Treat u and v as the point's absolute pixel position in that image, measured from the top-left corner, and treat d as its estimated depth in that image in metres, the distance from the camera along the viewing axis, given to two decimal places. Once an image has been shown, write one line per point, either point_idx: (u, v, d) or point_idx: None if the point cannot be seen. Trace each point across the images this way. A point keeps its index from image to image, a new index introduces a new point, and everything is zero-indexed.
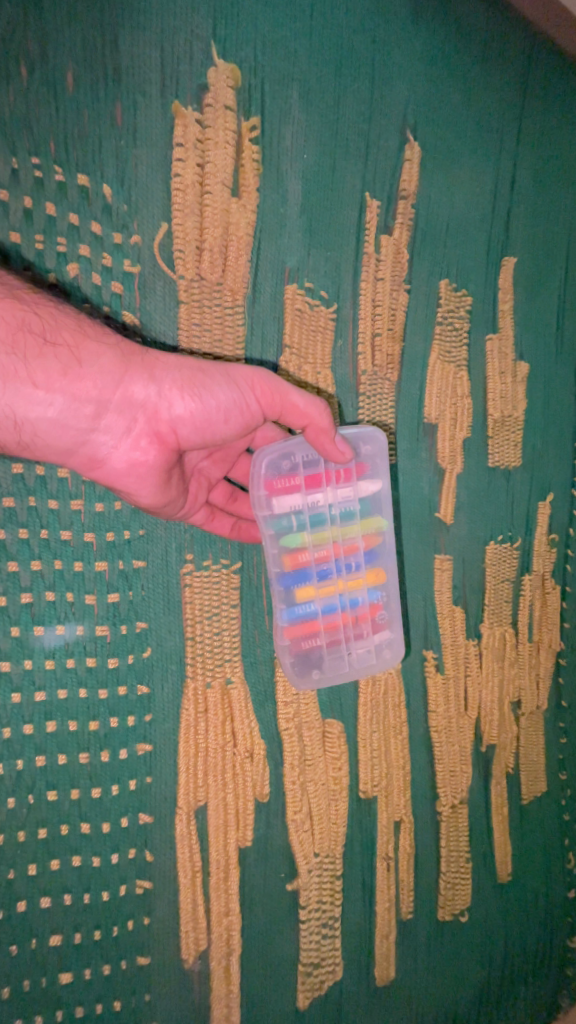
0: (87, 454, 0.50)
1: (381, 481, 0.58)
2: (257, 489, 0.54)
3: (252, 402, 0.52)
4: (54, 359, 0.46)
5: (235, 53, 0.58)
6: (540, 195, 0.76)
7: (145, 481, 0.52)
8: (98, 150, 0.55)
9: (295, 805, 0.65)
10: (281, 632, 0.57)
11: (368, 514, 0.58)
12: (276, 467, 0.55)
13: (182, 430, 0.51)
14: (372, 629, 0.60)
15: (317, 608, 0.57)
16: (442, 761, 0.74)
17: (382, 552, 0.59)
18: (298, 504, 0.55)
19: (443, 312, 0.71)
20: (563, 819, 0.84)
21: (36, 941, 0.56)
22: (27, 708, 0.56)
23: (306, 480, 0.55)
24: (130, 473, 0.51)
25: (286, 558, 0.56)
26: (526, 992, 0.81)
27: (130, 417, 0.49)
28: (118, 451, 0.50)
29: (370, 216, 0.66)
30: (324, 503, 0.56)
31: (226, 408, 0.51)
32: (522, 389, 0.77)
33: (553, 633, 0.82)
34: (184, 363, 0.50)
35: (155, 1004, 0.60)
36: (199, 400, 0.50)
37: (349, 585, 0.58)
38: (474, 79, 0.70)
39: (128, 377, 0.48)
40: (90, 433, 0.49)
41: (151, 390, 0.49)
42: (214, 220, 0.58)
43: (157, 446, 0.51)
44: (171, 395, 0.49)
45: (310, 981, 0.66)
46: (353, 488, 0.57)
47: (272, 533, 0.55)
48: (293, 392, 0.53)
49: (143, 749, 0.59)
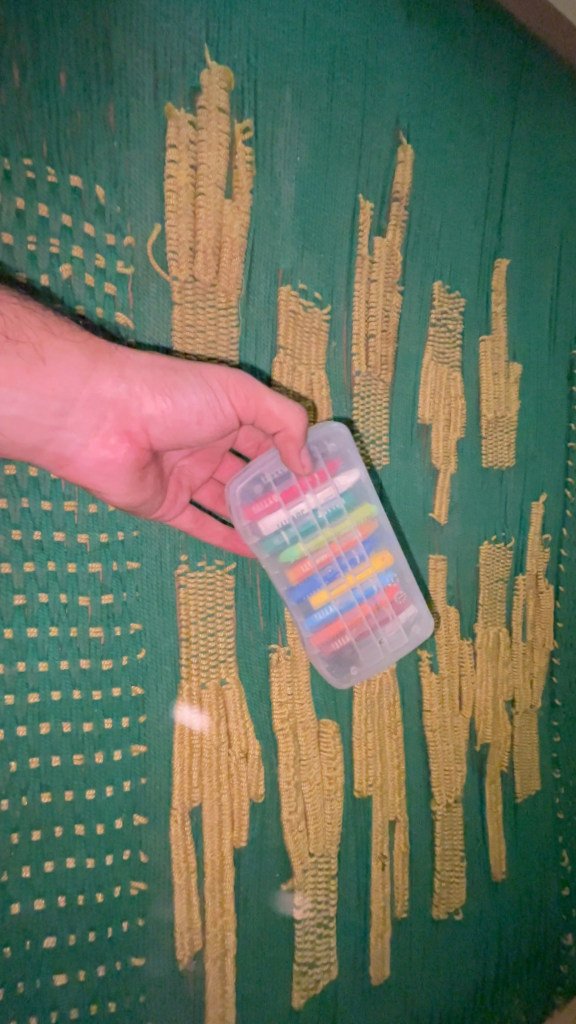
0: (55, 451, 0.50)
1: (357, 472, 0.57)
2: (239, 520, 0.56)
3: (226, 405, 0.52)
4: (17, 357, 0.47)
5: (227, 55, 0.58)
6: (533, 197, 0.77)
7: (115, 480, 0.52)
8: (91, 152, 0.55)
9: (290, 805, 0.66)
10: (308, 643, 0.58)
11: (356, 503, 0.58)
12: (249, 491, 0.56)
13: (153, 429, 0.51)
14: (396, 609, 0.59)
15: (335, 608, 0.58)
16: (436, 761, 0.74)
17: (383, 535, 0.59)
18: (283, 518, 0.56)
19: (436, 313, 0.72)
20: (558, 817, 0.85)
21: (31, 942, 0.56)
22: (21, 709, 0.56)
23: (282, 494, 0.56)
24: (99, 471, 0.52)
25: (290, 574, 0.57)
26: (521, 990, 0.81)
27: (99, 416, 0.50)
28: (86, 449, 0.50)
29: (363, 218, 0.66)
30: (307, 510, 0.57)
31: (199, 409, 0.51)
32: (516, 389, 0.78)
33: (546, 632, 0.82)
34: (155, 364, 0.51)
35: (150, 1006, 0.60)
36: (171, 400, 0.50)
37: (359, 576, 0.58)
38: (466, 81, 0.70)
39: (96, 375, 0.49)
40: (57, 431, 0.49)
41: (121, 388, 0.49)
42: (207, 221, 0.59)
43: (127, 444, 0.51)
44: (141, 394, 0.50)
45: (305, 981, 0.66)
46: (332, 486, 0.57)
47: (269, 555, 0.57)
48: (268, 398, 0.52)
49: (138, 750, 0.59)
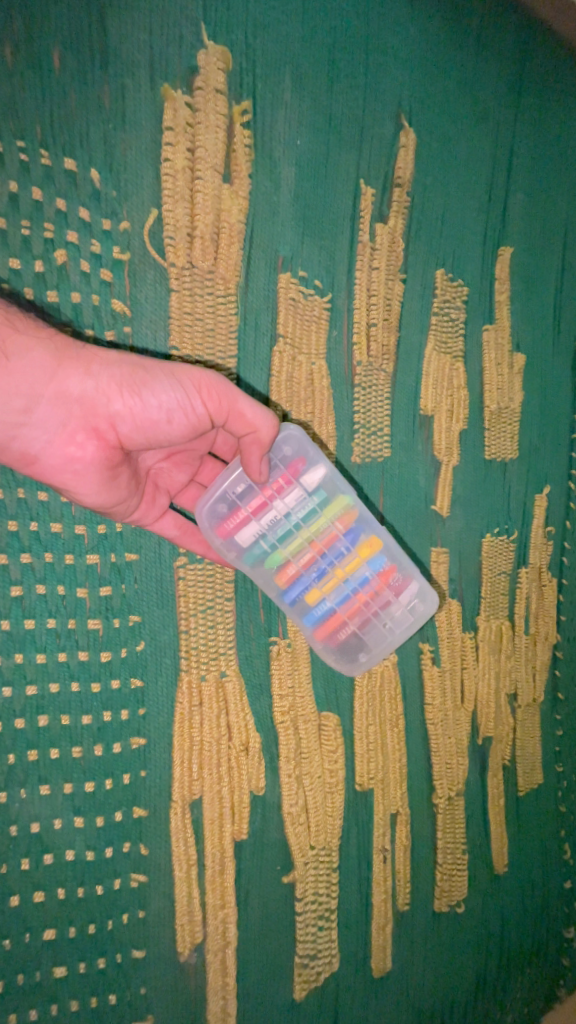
0: (21, 449, 0.49)
1: (322, 468, 0.56)
2: (214, 542, 0.56)
3: (198, 404, 0.51)
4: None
5: (225, 36, 0.57)
6: (537, 182, 0.75)
7: (83, 478, 0.51)
8: (86, 135, 0.54)
9: (291, 798, 0.65)
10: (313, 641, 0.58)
11: (329, 498, 0.57)
12: (217, 510, 0.56)
13: (121, 426, 0.50)
14: (395, 591, 0.58)
15: (330, 603, 0.57)
16: (438, 754, 0.74)
17: (365, 522, 0.57)
18: (257, 530, 0.56)
19: (439, 302, 0.71)
20: (560, 811, 0.84)
21: (31, 934, 0.55)
22: (19, 701, 0.55)
23: (250, 506, 0.56)
24: (66, 470, 0.51)
25: (278, 580, 0.57)
26: (523, 983, 0.81)
27: (65, 413, 0.49)
28: (53, 446, 0.50)
29: (364, 204, 0.65)
30: (279, 518, 0.56)
31: (168, 407, 0.50)
32: (519, 379, 0.77)
33: (549, 626, 0.82)
34: (124, 361, 0.50)
35: (151, 998, 0.59)
36: (139, 397, 0.50)
37: (349, 567, 0.57)
38: (470, 65, 0.69)
39: (61, 371, 0.48)
40: (22, 427, 0.48)
41: (87, 384, 0.49)
42: (205, 207, 0.58)
43: (95, 442, 0.50)
44: (109, 391, 0.49)
45: (306, 973, 0.66)
46: (300, 490, 0.56)
47: (252, 566, 0.57)
48: (242, 399, 0.52)
49: (137, 743, 0.59)
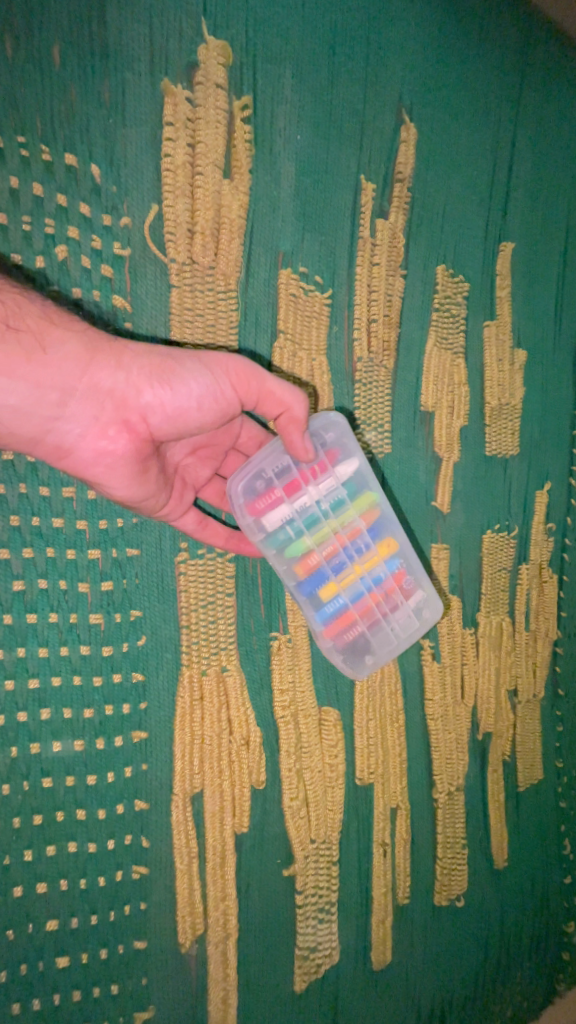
0: (53, 443, 0.49)
1: (356, 460, 0.56)
2: (243, 520, 0.55)
3: (227, 389, 0.51)
4: (16, 344, 0.46)
5: (225, 31, 0.57)
6: (539, 177, 0.75)
7: (115, 471, 0.51)
8: (86, 131, 0.54)
9: (291, 791, 0.65)
10: (321, 635, 0.57)
11: (357, 492, 0.57)
12: (253, 488, 0.55)
13: (152, 418, 0.50)
14: (404, 595, 0.58)
15: (345, 599, 0.57)
16: (438, 749, 0.74)
17: (387, 521, 0.58)
18: (287, 512, 0.55)
19: (440, 297, 0.71)
20: (560, 805, 0.84)
21: (33, 925, 0.56)
22: (21, 695, 0.56)
23: (284, 487, 0.55)
24: (98, 463, 0.50)
25: (298, 567, 0.56)
26: (523, 976, 0.81)
27: (98, 406, 0.48)
28: (85, 440, 0.49)
29: (365, 200, 0.65)
30: (311, 501, 0.56)
31: (198, 395, 0.50)
32: (520, 375, 0.77)
33: (549, 621, 0.82)
34: (152, 353, 0.50)
35: (152, 990, 0.60)
36: (169, 387, 0.49)
37: (367, 565, 0.57)
38: (471, 60, 0.69)
39: (94, 364, 0.48)
40: (56, 421, 0.48)
41: (119, 377, 0.48)
42: (206, 202, 0.58)
43: (126, 435, 0.50)
44: (140, 382, 0.49)
45: (307, 965, 0.66)
46: (334, 478, 0.56)
47: (277, 550, 0.56)
48: (269, 378, 0.52)
49: (138, 736, 0.59)
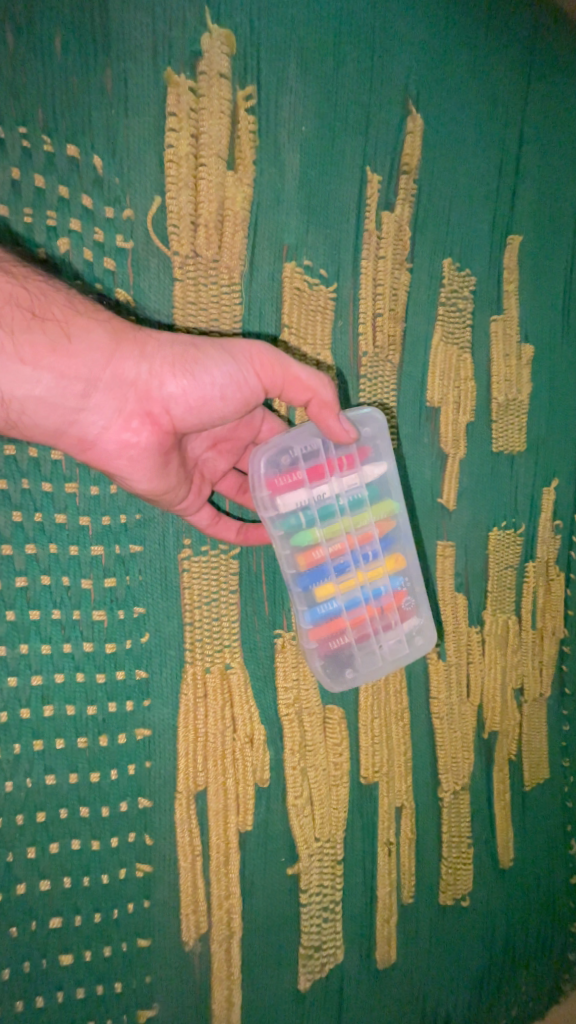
0: (78, 435, 0.49)
1: (385, 464, 0.56)
2: (258, 493, 0.53)
3: (250, 377, 0.51)
4: (42, 334, 0.46)
5: (229, 19, 0.56)
6: (547, 169, 0.74)
7: (137, 463, 0.51)
8: (88, 122, 0.53)
9: (295, 790, 0.65)
10: (306, 634, 0.56)
11: (377, 499, 0.56)
12: (275, 465, 0.53)
13: (175, 410, 0.49)
14: (400, 617, 0.58)
15: (340, 604, 0.56)
16: (444, 748, 0.73)
17: (399, 536, 0.57)
18: (304, 498, 0.54)
19: (446, 291, 0.70)
20: (566, 805, 0.84)
21: (36, 922, 0.56)
22: (24, 692, 0.55)
23: (308, 472, 0.54)
24: (121, 456, 0.50)
25: (300, 558, 0.54)
26: (528, 977, 0.81)
27: (121, 398, 0.48)
28: (109, 432, 0.49)
29: (371, 192, 0.64)
30: (331, 491, 0.54)
31: (222, 385, 0.50)
32: (527, 371, 0.76)
33: (556, 619, 0.81)
34: (175, 342, 0.49)
35: (156, 988, 0.59)
36: (192, 377, 0.49)
37: (370, 575, 0.57)
38: (478, 48, 0.68)
39: (118, 355, 0.47)
40: (80, 413, 0.48)
41: (143, 368, 0.48)
42: (209, 194, 0.57)
43: (149, 427, 0.49)
44: (163, 373, 0.48)
45: (311, 964, 0.66)
46: (359, 475, 0.55)
47: (283, 534, 0.54)
48: (294, 363, 0.52)
49: (142, 734, 0.59)
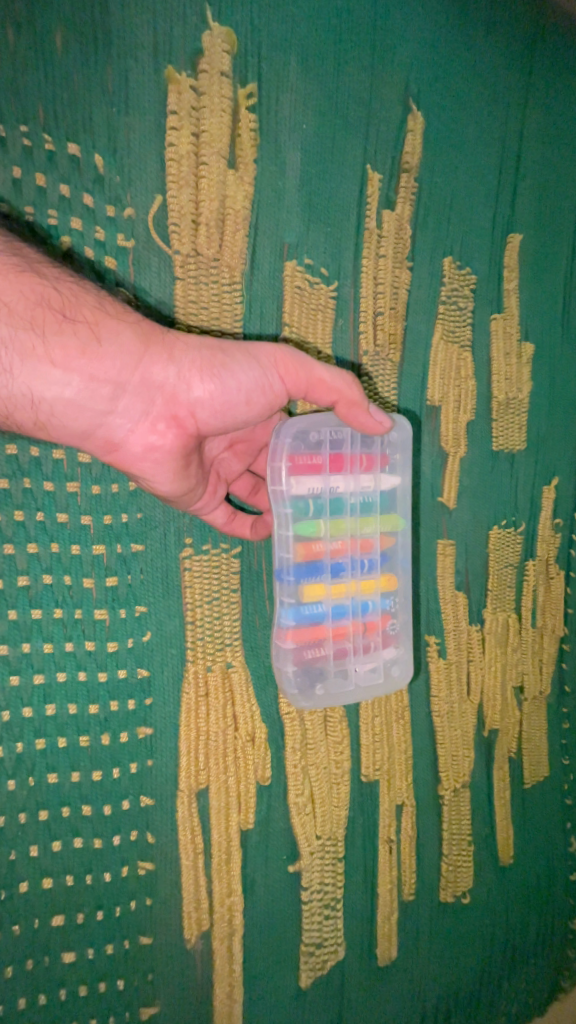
0: (104, 436, 0.49)
1: (399, 478, 0.57)
2: (277, 466, 0.52)
3: (275, 381, 0.51)
4: (72, 335, 0.45)
5: (230, 17, 0.56)
6: (547, 168, 0.74)
7: (162, 466, 0.51)
8: (88, 119, 0.53)
9: (297, 789, 0.65)
10: (286, 632, 0.54)
11: (386, 510, 0.57)
12: (301, 442, 0.52)
13: (201, 414, 0.49)
14: (381, 640, 0.58)
15: (327, 609, 0.55)
16: (444, 747, 0.73)
17: (397, 557, 0.59)
18: (318, 488, 0.53)
19: (446, 290, 0.70)
20: (566, 803, 0.84)
21: (39, 919, 0.56)
22: (26, 691, 0.55)
23: (330, 459, 0.54)
24: (146, 458, 0.50)
25: (300, 548, 0.53)
26: (528, 974, 0.81)
27: (148, 401, 0.48)
28: (135, 435, 0.49)
29: (371, 191, 0.64)
30: (346, 488, 0.55)
31: (247, 388, 0.50)
32: (527, 370, 0.76)
33: (556, 618, 0.81)
34: (204, 345, 0.49)
35: (158, 985, 0.60)
36: (219, 381, 0.49)
37: (362, 587, 0.57)
38: (478, 46, 0.67)
39: (147, 358, 0.47)
40: (107, 415, 0.48)
41: (170, 371, 0.48)
42: (210, 192, 0.57)
43: (175, 430, 0.49)
44: (191, 377, 0.48)
45: (312, 962, 0.66)
46: (375, 480, 0.56)
47: (290, 518, 0.52)
48: (319, 366, 0.52)
49: (144, 733, 0.59)
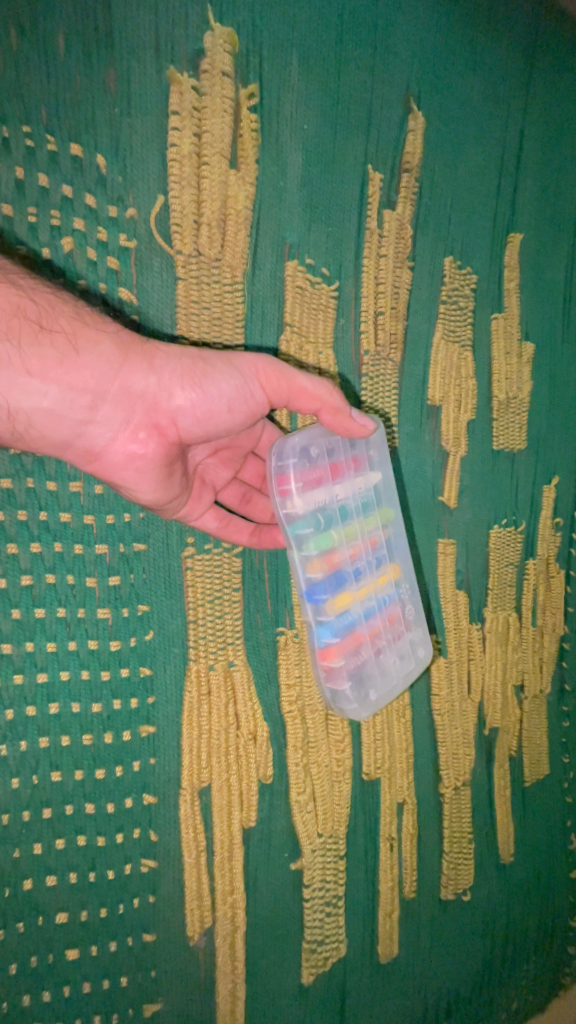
0: (84, 446, 0.49)
1: (382, 475, 0.58)
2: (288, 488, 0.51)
3: (256, 389, 0.51)
4: (50, 346, 0.45)
5: (231, 18, 0.56)
6: (547, 167, 0.74)
7: (144, 474, 0.51)
8: (91, 120, 0.53)
9: (298, 788, 0.65)
10: (336, 647, 0.53)
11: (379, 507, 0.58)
12: (304, 457, 0.52)
13: (182, 423, 0.50)
14: (406, 628, 0.59)
15: (360, 612, 0.55)
16: (445, 745, 0.74)
17: (399, 542, 0.59)
18: (324, 499, 0.53)
19: (447, 290, 0.70)
20: (565, 801, 0.84)
21: (43, 916, 0.56)
22: (29, 691, 0.55)
23: (328, 468, 0.54)
24: (128, 467, 0.51)
25: (325, 561, 0.53)
26: (528, 971, 0.81)
27: (128, 410, 0.48)
28: (115, 444, 0.49)
29: (372, 190, 0.64)
30: (348, 494, 0.55)
31: (229, 397, 0.50)
32: (528, 369, 0.76)
33: (556, 617, 0.82)
34: (184, 353, 0.49)
35: (161, 981, 0.60)
36: (200, 390, 0.49)
37: (380, 581, 0.57)
38: (479, 46, 0.68)
39: (126, 368, 0.47)
40: (87, 424, 0.48)
41: (151, 381, 0.48)
42: (211, 192, 0.57)
43: (156, 438, 0.50)
44: (171, 386, 0.48)
45: (314, 959, 0.66)
46: (365, 480, 0.56)
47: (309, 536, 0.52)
48: (300, 376, 0.51)
49: (146, 732, 0.59)
